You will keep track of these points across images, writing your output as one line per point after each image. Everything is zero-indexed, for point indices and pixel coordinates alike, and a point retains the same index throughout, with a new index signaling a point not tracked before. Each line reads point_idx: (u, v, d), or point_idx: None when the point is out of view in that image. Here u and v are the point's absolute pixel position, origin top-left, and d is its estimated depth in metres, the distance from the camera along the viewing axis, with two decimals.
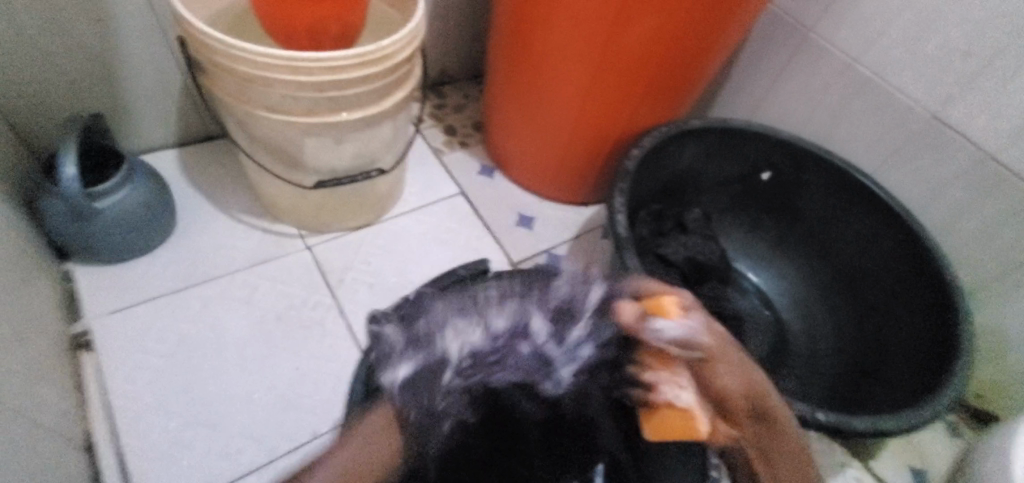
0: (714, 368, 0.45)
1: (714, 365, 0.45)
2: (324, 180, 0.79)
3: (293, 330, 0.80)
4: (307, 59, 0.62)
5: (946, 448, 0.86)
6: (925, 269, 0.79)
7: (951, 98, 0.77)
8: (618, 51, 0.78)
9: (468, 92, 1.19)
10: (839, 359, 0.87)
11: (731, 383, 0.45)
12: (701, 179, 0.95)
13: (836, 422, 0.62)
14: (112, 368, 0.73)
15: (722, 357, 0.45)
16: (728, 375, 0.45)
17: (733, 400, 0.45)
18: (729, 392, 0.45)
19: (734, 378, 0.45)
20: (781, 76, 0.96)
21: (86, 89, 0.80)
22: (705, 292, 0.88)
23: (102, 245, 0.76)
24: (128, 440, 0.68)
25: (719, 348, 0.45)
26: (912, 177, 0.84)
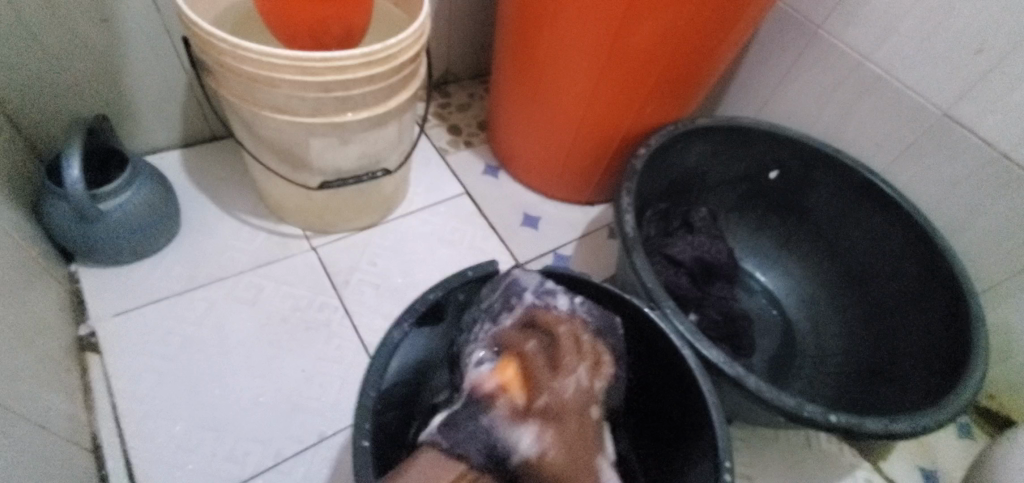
0: (568, 416, 0.53)
1: (557, 421, 0.52)
2: (329, 180, 0.79)
3: (299, 331, 0.79)
4: (314, 59, 0.61)
5: (957, 448, 0.85)
6: (936, 268, 0.78)
7: (963, 95, 0.76)
8: (625, 50, 0.77)
9: (472, 91, 1.18)
10: (848, 359, 0.86)
11: (549, 448, 0.50)
12: (708, 177, 0.94)
13: (849, 425, 0.61)
14: (118, 370, 0.72)
15: (574, 413, 0.53)
16: (549, 441, 0.51)
17: (535, 466, 0.50)
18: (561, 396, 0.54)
19: (557, 447, 0.51)
20: (789, 73, 0.95)
21: (90, 91, 0.80)
22: (712, 292, 0.87)
23: (108, 247, 0.76)
24: (135, 443, 0.68)
25: (570, 406, 0.53)
26: (922, 175, 0.84)
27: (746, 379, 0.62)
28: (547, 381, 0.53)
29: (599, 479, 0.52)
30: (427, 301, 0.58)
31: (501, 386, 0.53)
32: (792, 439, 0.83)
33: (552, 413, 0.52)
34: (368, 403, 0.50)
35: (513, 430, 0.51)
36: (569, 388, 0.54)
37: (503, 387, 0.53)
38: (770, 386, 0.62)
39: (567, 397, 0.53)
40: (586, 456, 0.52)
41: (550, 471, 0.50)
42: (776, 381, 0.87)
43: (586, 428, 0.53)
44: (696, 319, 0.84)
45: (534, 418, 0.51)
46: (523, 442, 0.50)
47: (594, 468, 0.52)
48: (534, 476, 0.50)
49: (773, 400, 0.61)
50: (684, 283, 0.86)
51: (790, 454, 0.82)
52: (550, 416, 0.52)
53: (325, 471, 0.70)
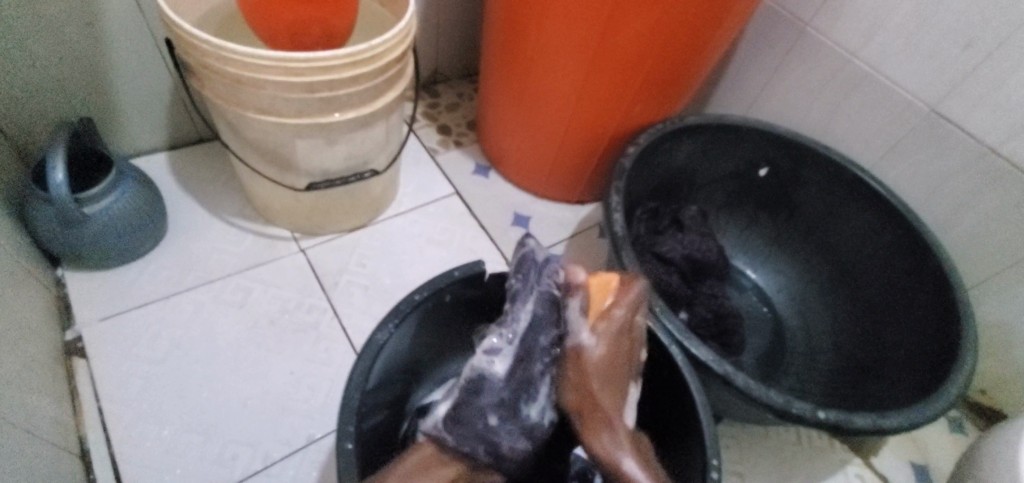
0: (623, 335, 0.55)
1: (614, 335, 0.55)
2: (317, 181, 0.78)
3: (288, 333, 0.79)
4: (299, 60, 0.61)
5: (947, 443, 0.86)
6: (924, 264, 0.79)
7: (948, 92, 0.77)
8: (613, 48, 0.77)
9: (462, 91, 1.18)
10: (838, 355, 0.86)
11: (597, 348, 0.54)
12: (698, 176, 0.94)
13: (838, 421, 0.61)
14: (105, 375, 0.72)
15: (628, 335, 0.55)
16: (600, 345, 0.54)
17: (584, 351, 0.54)
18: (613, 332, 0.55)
19: (606, 357, 0.54)
20: (777, 71, 0.95)
21: (76, 93, 0.79)
22: (702, 290, 0.87)
23: (94, 251, 0.75)
24: (122, 448, 0.68)
25: (632, 333, 0.56)
26: (909, 171, 0.84)
27: (734, 377, 0.62)
28: (621, 301, 0.56)
29: (616, 414, 0.52)
30: (412, 302, 0.58)
31: (507, 384, 0.52)
32: (783, 436, 0.83)
33: (614, 334, 0.55)
34: (354, 404, 0.50)
35: (511, 431, 0.52)
36: (636, 323, 0.56)
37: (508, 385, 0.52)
38: (758, 383, 0.62)
39: (630, 319, 0.56)
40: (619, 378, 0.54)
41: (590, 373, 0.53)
42: (767, 378, 0.87)
43: (635, 352, 0.55)
44: (686, 317, 0.84)
45: (597, 324, 0.55)
46: (581, 336, 0.55)
47: (623, 393, 0.54)
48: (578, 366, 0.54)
49: (761, 397, 0.61)
50: (675, 282, 0.85)
51: (781, 450, 0.82)
52: (609, 331, 0.55)
53: (315, 474, 0.69)
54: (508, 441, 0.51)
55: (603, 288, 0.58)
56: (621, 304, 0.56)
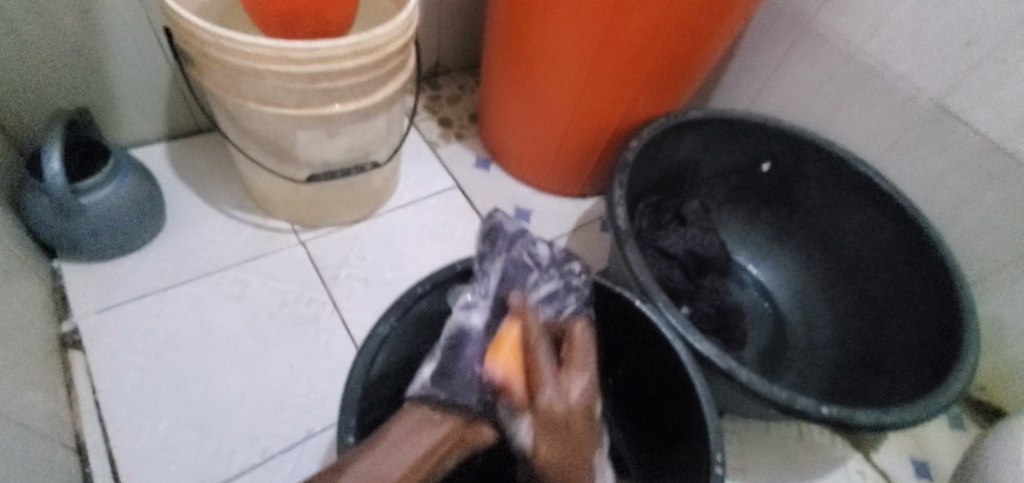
0: (571, 421, 0.47)
1: (557, 427, 0.47)
2: (317, 173, 0.78)
3: (287, 327, 0.78)
4: (299, 49, 0.60)
5: (947, 439, 0.86)
6: (927, 261, 0.78)
7: (954, 88, 0.76)
8: (617, 41, 0.76)
9: (463, 83, 1.17)
10: (838, 350, 0.86)
11: (545, 451, 0.46)
12: (700, 170, 0.94)
13: (841, 417, 0.61)
14: (101, 368, 0.71)
15: (569, 416, 0.47)
16: (547, 439, 0.46)
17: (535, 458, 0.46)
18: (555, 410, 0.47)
19: (558, 460, 0.46)
20: (781, 65, 0.94)
21: (71, 82, 0.78)
22: (704, 285, 0.87)
23: (91, 242, 0.74)
24: (120, 442, 0.67)
25: (577, 407, 0.47)
26: (914, 167, 0.84)
27: (737, 372, 0.61)
28: (544, 371, 0.48)
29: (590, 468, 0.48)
30: (415, 294, 0.57)
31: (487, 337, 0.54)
32: (784, 431, 0.83)
33: (547, 419, 0.47)
34: (354, 399, 0.50)
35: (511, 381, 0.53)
36: (573, 390, 0.48)
37: (493, 335, 0.55)
38: (762, 379, 0.62)
39: (564, 391, 0.48)
40: (579, 457, 0.47)
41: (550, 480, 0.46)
42: (767, 373, 0.87)
43: (580, 427, 0.48)
44: (688, 312, 0.84)
45: (533, 413, 0.47)
46: (523, 433, 0.47)
47: (590, 462, 0.48)
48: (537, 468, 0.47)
49: (765, 393, 0.61)
50: (676, 276, 0.85)
51: (781, 446, 0.82)
52: (547, 415, 0.47)
53: (314, 468, 0.69)
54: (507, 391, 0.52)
55: (514, 357, 0.50)
56: (546, 381, 0.47)
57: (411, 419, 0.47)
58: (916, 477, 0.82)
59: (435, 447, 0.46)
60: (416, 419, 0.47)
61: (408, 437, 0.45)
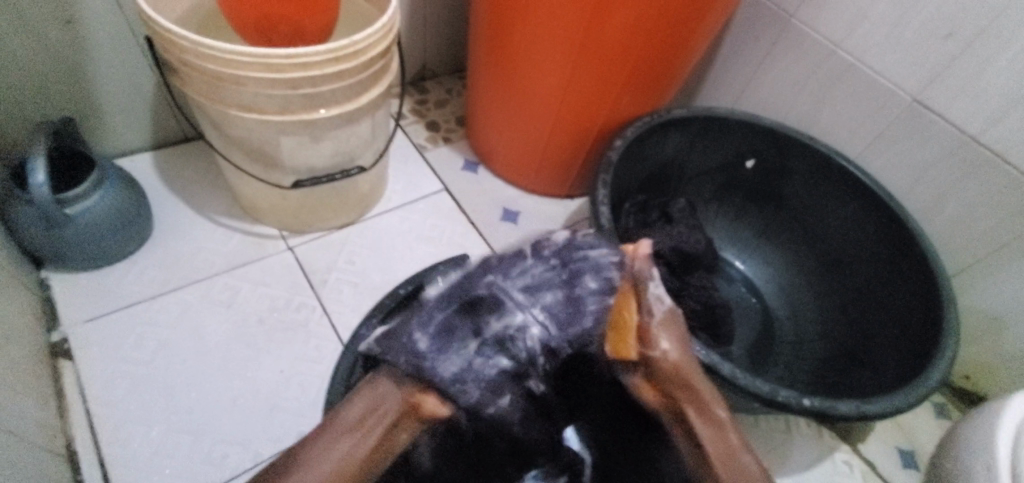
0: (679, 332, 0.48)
1: (678, 341, 0.47)
2: (303, 179, 0.78)
3: (277, 332, 0.79)
4: (280, 56, 0.60)
5: (934, 429, 0.87)
6: (909, 253, 0.79)
7: (930, 82, 0.78)
8: (597, 42, 0.77)
9: (449, 86, 1.18)
10: (825, 344, 0.87)
11: (670, 352, 0.47)
12: (685, 168, 0.95)
13: (823, 408, 0.61)
14: (92, 377, 0.71)
15: (676, 324, 0.48)
16: (672, 344, 0.47)
17: (674, 369, 0.47)
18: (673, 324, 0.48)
19: (686, 370, 0.47)
20: (762, 63, 0.96)
21: (57, 93, 0.79)
22: (691, 281, 0.88)
23: (79, 251, 0.75)
24: (111, 450, 0.67)
25: (678, 321, 0.48)
26: (893, 160, 0.85)
27: (721, 366, 0.62)
28: (655, 288, 0.47)
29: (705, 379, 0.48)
30: (397, 297, 0.58)
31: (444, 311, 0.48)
32: (772, 424, 0.84)
33: (668, 325, 0.47)
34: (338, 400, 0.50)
35: (478, 375, 0.46)
36: (670, 310, 0.48)
37: (462, 324, 0.47)
38: (744, 372, 0.63)
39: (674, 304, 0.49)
40: (687, 373, 0.47)
41: (686, 389, 0.47)
42: (756, 369, 0.88)
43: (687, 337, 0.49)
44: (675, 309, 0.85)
45: (657, 326, 0.47)
46: (658, 344, 0.47)
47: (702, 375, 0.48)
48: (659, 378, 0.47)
49: (748, 386, 0.62)
50: (662, 274, 0.86)
51: (769, 440, 0.83)
52: (665, 324, 0.47)
53: None
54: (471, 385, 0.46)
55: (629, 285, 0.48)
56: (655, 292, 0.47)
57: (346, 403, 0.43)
58: (903, 467, 0.83)
59: (368, 424, 0.42)
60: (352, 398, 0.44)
61: (342, 422, 0.42)
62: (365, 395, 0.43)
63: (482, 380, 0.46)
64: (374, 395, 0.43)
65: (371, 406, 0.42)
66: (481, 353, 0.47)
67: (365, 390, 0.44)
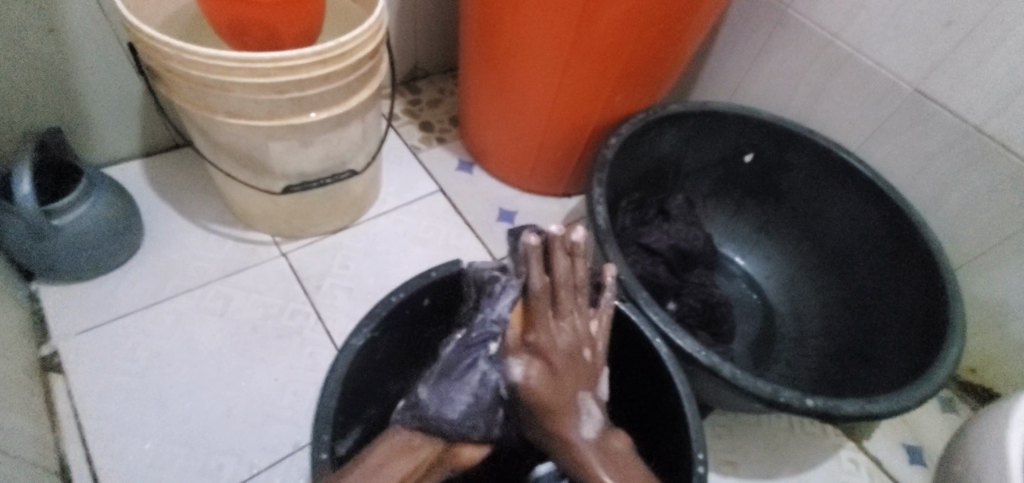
0: (554, 358, 0.50)
1: (552, 369, 0.50)
2: (292, 184, 0.77)
3: (271, 340, 0.78)
4: (265, 60, 0.59)
5: (939, 423, 0.86)
6: (912, 246, 0.78)
7: (930, 71, 0.76)
8: (590, 39, 0.76)
9: (443, 86, 1.16)
10: (828, 339, 0.86)
11: (533, 379, 0.49)
12: (683, 164, 0.93)
13: (827, 408, 0.60)
14: (84, 390, 0.70)
15: (564, 353, 0.50)
16: (534, 370, 0.49)
17: (535, 393, 0.49)
18: (552, 351, 0.50)
19: (549, 402, 0.49)
20: (759, 55, 0.94)
21: (43, 103, 0.77)
22: (690, 279, 0.86)
23: (68, 263, 0.73)
24: (104, 464, 0.66)
25: (560, 351, 0.50)
26: (894, 152, 0.83)
27: (720, 367, 0.61)
28: (544, 316, 0.50)
29: (579, 407, 0.50)
30: (389, 304, 0.57)
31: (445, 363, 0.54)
32: (775, 423, 0.83)
33: (540, 353, 0.50)
34: (330, 413, 0.49)
35: (467, 400, 0.51)
36: (556, 342, 0.50)
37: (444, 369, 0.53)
38: (745, 373, 0.62)
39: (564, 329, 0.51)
40: (563, 399, 0.49)
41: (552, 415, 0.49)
42: (758, 367, 0.86)
43: (583, 358, 0.51)
44: (674, 308, 0.84)
45: (523, 351, 0.50)
46: (513, 370, 0.50)
47: (580, 402, 0.50)
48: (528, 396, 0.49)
49: (749, 387, 0.60)
50: (661, 272, 0.85)
51: (772, 438, 0.82)
52: (536, 348, 0.50)
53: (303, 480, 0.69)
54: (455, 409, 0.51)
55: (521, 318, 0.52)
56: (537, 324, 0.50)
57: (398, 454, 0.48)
58: (909, 463, 0.82)
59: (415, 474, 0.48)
60: (396, 443, 0.49)
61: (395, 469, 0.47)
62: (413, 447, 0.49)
63: (473, 405, 0.51)
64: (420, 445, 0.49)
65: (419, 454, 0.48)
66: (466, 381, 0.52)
67: (414, 441, 0.49)
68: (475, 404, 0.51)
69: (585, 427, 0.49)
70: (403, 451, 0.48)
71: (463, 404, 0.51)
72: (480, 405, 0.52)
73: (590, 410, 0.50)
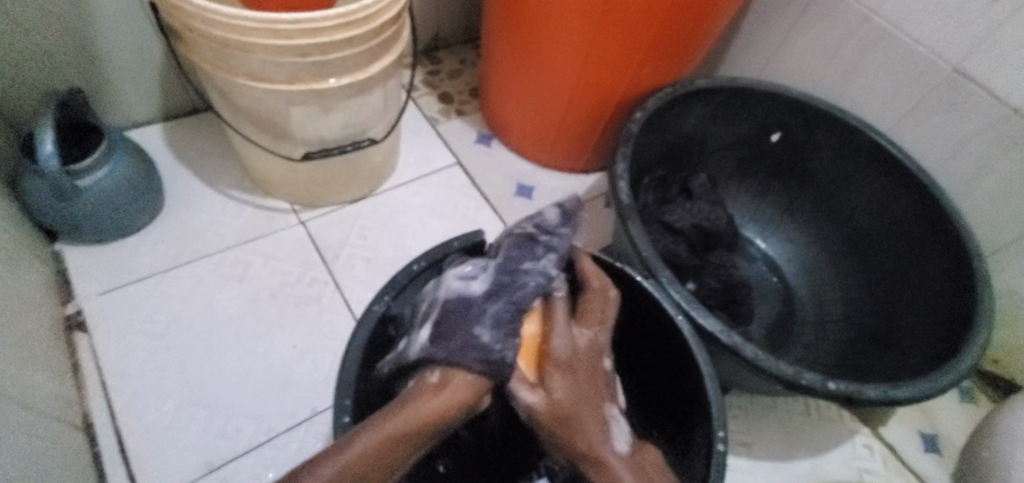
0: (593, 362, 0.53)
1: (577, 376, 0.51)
2: (312, 150, 0.76)
3: (290, 306, 0.78)
4: (286, 21, 0.58)
5: (958, 413, 0.85)
6: (941, 232, 0.76)
7: (973, 50, 0.73)
8: (618, 9, 0.74)
9: (463, 56, 1.14)
10: (848, 324, 0.84)
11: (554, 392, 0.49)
12: (707, 142, 0.91)
13: (849, 392, 0.59)
14: (107, 349, 0.72)
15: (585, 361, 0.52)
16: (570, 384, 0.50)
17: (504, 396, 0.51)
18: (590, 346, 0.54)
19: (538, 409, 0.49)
20: (792, 30, 0.91)
21: (64, 63, 0.77)
22: (711, 260, 0.85)
23: (90, 224, 0.74)
24: (127, 421, 0.68)
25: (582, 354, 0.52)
26: (928, 134, 0.81)
27: (742, 347, 0.60)
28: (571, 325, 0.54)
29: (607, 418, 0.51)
30: (411, 272, 0.57)
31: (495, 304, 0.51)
32: (790, 405, 0.83)
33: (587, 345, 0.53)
34: (349, 378, 0.50)
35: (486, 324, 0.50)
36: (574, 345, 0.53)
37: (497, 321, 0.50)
38: (768, 354, 0.61)
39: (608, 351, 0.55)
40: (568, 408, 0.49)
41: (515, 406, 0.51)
42: (775, 349, 0.86)
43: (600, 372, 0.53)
44: (694, 288, 0.83)
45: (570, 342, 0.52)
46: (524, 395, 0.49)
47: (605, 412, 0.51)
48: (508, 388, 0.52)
49: (771, 368, 0.60)
50: (682, 251, 0.84)
51: (787, 420, 0.81)
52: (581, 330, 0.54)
53: (320, 444, 0.70)
54: (471, 329, 0.49)
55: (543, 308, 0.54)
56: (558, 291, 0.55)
57: (420, 401, 0.47)
58: (925, 450, 0.81)
59: (416, 434, 0.46)
60: (437, 384, 0.48)
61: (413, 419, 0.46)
62: (458, 391, 0.48)
63: (462, 345, 0.49)
64: (465, 390, 0.48)
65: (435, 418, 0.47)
66: (471, 309, 0.51)
67: (452, 378, 0.48)
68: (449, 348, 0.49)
69: (615, 439, 0.50)
70: (443, 391, 0.47)
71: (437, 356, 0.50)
72: (455, 345, 0.49)
73: (617, 424, 0.51)
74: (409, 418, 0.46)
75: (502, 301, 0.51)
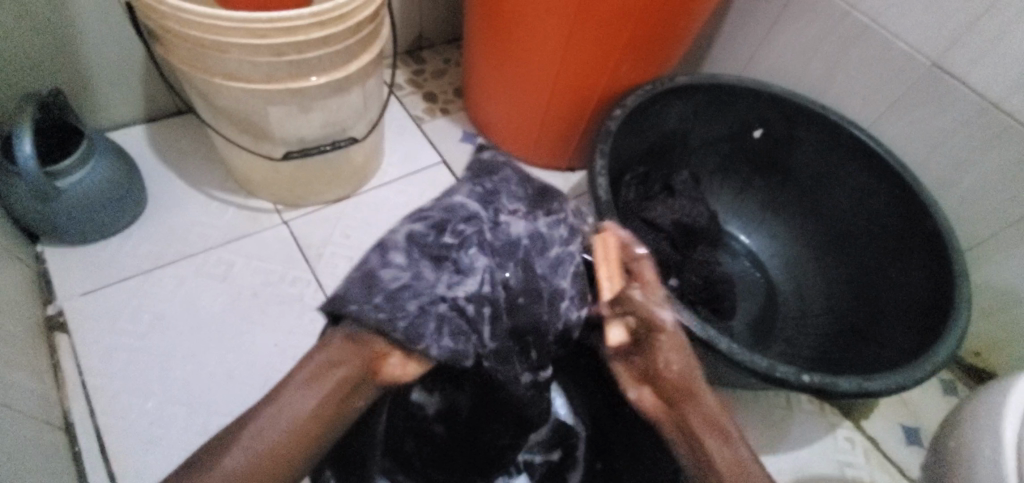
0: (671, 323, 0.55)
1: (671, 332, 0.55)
2: (293, 150, 0.77)
3: (272, 306, 0.78)
4: (260, 20, 0.58)
5: (940, 405, 0.85)
6: (921, 227, 0.76)
7: (950, 44, 0.73)
8: (595, 9, 0.74)
9: (448, 56, 1.15)
10: (830, 318, 0.85)
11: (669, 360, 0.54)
12: (690, 139, 0.92)
13: (823, 383, 0.60)
14: (88, 349, 0.72)
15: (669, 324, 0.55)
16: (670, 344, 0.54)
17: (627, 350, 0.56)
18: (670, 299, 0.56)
19: (671, 355, 0.54)
20: (773, 26, 0.91)
21: (45, 64, 0.77)
22: (693, 256, 0.85)
23: (71, 226, 0.74)
24: (108, 421, 0.68)
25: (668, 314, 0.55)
26: (908, 129, 0.81)
27: (717, 341, 0.60)
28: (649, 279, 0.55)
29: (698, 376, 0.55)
30: None
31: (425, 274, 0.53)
32: (772, 399, 0.83)
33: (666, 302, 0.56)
34: None
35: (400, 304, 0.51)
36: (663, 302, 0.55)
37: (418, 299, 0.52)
38: (743, 347, 0.61)
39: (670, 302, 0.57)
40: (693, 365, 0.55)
41: (653, 321, 0.54)
42: (758, 344, 0.86)
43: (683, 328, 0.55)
44: (676, 284, 0.82)
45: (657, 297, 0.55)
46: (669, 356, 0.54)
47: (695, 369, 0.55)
48: (632, 317, 0.55)
49: (745, 361, 0.60)
50: (665, 248, 0.83)
51: (769, 415, 0.82)
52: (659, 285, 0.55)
53: None
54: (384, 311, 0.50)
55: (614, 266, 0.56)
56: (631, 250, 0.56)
57: (320, 354, 0.50)
58: (906, 443, 0.82)
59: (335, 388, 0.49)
60: (341, 346, 0.50)
61: (317, 372, 0.49)
62: (354, 359, 0.50)
63: (392, 320, 0.50)
64: (359, 354, 0.50)
65: (340, 370, 0.49)
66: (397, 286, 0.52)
67: (354, 345, 0.50)
68: (413, 277, 0.53)
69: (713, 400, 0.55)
70: (337, 362, 0.50)
71: (378, 290, 0.51)
72: (419, 279, 0.53)
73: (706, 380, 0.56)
74: (313, 372, 0.49)
75: (450, 281, 0.54)
